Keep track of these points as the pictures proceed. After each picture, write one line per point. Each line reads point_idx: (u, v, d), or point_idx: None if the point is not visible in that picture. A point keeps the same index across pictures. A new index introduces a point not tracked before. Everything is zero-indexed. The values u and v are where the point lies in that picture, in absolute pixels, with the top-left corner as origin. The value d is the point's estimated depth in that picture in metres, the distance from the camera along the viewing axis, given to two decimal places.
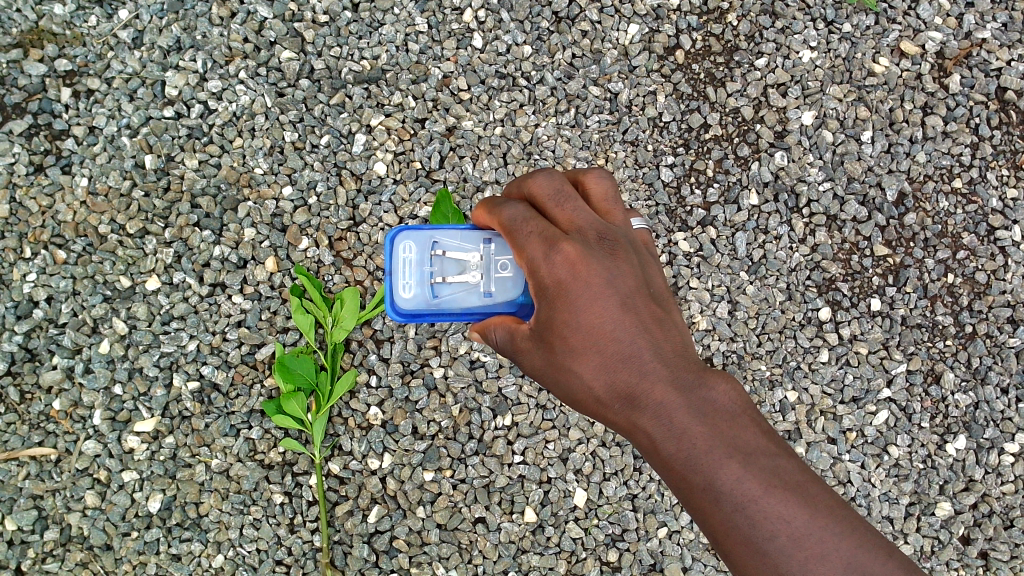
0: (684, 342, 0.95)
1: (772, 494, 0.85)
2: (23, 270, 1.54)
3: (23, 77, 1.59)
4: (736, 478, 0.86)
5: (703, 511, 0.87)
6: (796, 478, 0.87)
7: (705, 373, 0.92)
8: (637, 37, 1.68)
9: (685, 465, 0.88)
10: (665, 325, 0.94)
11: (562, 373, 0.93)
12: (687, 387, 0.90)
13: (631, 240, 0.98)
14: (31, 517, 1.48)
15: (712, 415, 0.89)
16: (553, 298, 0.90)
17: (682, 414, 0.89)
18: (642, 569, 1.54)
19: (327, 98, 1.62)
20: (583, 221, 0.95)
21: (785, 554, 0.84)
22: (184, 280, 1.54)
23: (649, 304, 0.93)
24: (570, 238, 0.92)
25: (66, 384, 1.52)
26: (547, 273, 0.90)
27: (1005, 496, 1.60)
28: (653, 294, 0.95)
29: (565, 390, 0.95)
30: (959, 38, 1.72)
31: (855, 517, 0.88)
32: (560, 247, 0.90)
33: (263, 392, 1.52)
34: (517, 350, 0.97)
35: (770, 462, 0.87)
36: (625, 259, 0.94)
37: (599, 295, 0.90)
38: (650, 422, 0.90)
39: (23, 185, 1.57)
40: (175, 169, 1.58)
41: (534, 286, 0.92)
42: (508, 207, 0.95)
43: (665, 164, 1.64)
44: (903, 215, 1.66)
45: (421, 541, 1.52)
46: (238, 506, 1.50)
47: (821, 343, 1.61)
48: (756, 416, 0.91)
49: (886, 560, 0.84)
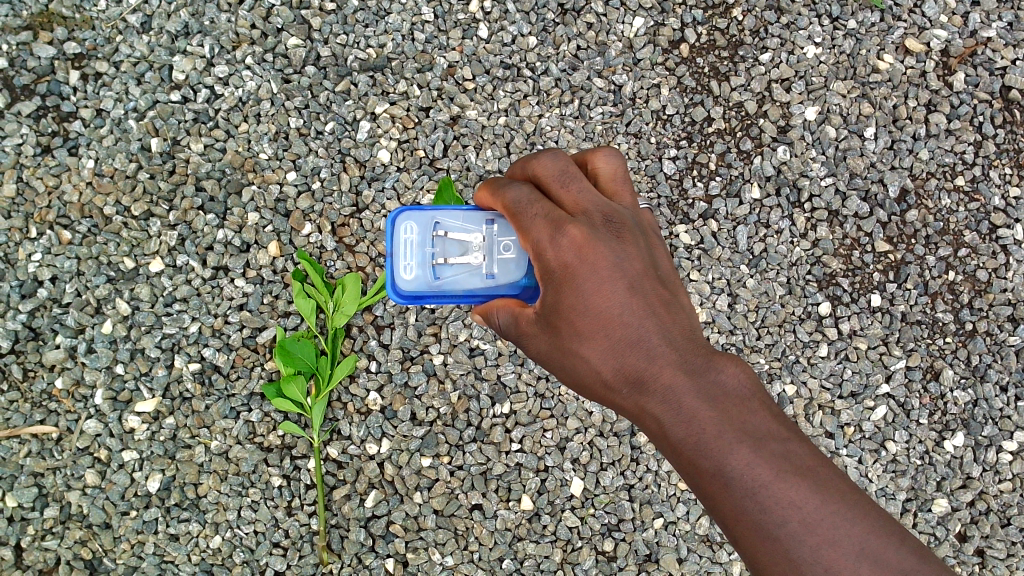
0: (693, 326, 0.94)
1: (784, 478, 0.82)
2: (28, 250, 1.56)
3: (32, 59, 1.61)
4: (746, 461, 0.83)
5: (713, 497, 0.85)
6: (810, 464, 0.85)
7: (714, 356, 0.90)
8: (642, 30, 1.69)
9: (693, 450, 0.86)
10: (672, 308, 0.93)
11: (570, 357, 0.94)
12: (695, 371, 0.89)
13: (638, 223, 0.97)
14: (31, 494, 1.50)
15: (720, 399, 0.87)
16: (559, 281, 0.90)
17: (690, 397, 0.88)
18: (637, 559, 1.54)
19: (333, 85, 1.63)
20: (589, 203, 0.94)
21: (797, 541, 0.81)
22: (187, 263, 1.56)
23: (657, 288, 0.93)
24: (575, 220, 0.91)
25: (68, 363, 1.53)
26: (553, 256, 0.90)
27: (1003, 494, 1.60)
28: (660, 277, 0.94)
29: (572, 374, 0.95)
30: (964, 36, 1.72)
31: (873, 506, 0.84)
32: (565, 230, 0.90)
33: (263, 375, 1.53)
34: (524, 334, 0.98)
35: (781, 446, 0.85)
36: (632, 241, 0.93)
37: (605, 277, 0.89)
38: (658, 406, 0.89)
39: (30, 165, 1.59)
40: (181, 153, 1.59)
41: (540, 269, 0.92)
42: (513, 190, 0.95)
43: (668, 156, 1.64)
44: (905, 212, 1.66)
45: (417, 526, 1.53)
46: (236, 487, 1.51)
47: (820, 337, 1.62)
48: (768, 400, 0.89)
49: (905, 550, 0.81)
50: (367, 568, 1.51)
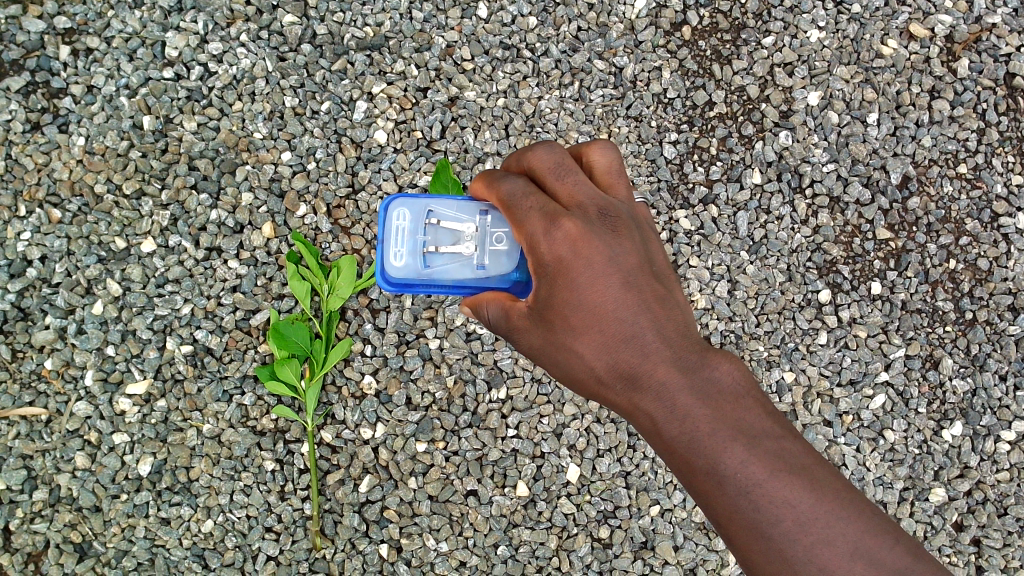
0: (687, 321, 0.92)
1: (777, 478, 0.81)
2: (18, 229, 1.53)
3: (22, 33, 1.58)
4: (740, 461, 0.82)
5: (707, 496, 0.84)
6: (804, 463, 0.84)
7: (708, 353, 0.89)
8: (644, 11, 1.66)
9: (686, 448, 0.85)
10: (666, 304, 0.91)
11: (563, 353, 0.91)
12: (689, 368, 0.87)
13: (633, 217, 0.95)
14: (20, 476, 1.47)
15: (715, 397, 0.86)
16: (553, 276, 0.88)
17: (684, 395, 0.86)
18: (632, 546, 1.53)
19: (329, 64, 1.60)
20: (584, 196, 0.91)
21: (792, 542, 0.80)
22: (180, 243, 1.54)
23: (652, 282, 0.91)
24: (571, 213, 0.88)
25: (58, 344, 1.51)
26: (547, 250, 0.87)
27: (1000, 484, 1.59)
28: (655, 272, 0.92)
29: (564, 370, 0.93)
30: (969, 22, 1.71)
31: (866, 503, 0.84)
32: (561, 223, 0.87)
33: (256, 358, 1.51)
34: (513, 328, 0.95)
35: (775, 445, 0.84)
36: (627, 235, 0.91)
37: (601, 273, 0.87)
38: (652, 405, 0.87)
39: (19, 142, 1.56)
40: (173, 131, 1.56)
41: (533, 263, 0.89)
42: (507, 182, 0.92)
43: (669, 140, 1.62)
44: (907, 199, 1.65)
45: (411, 512, 1.51)
46: (229, 471, 1.49)
47: (820, 325, 1.60)
48: (762, 398, 0.88)
49: (898, 549, 0.80)
50: (361, 554, 1.49)
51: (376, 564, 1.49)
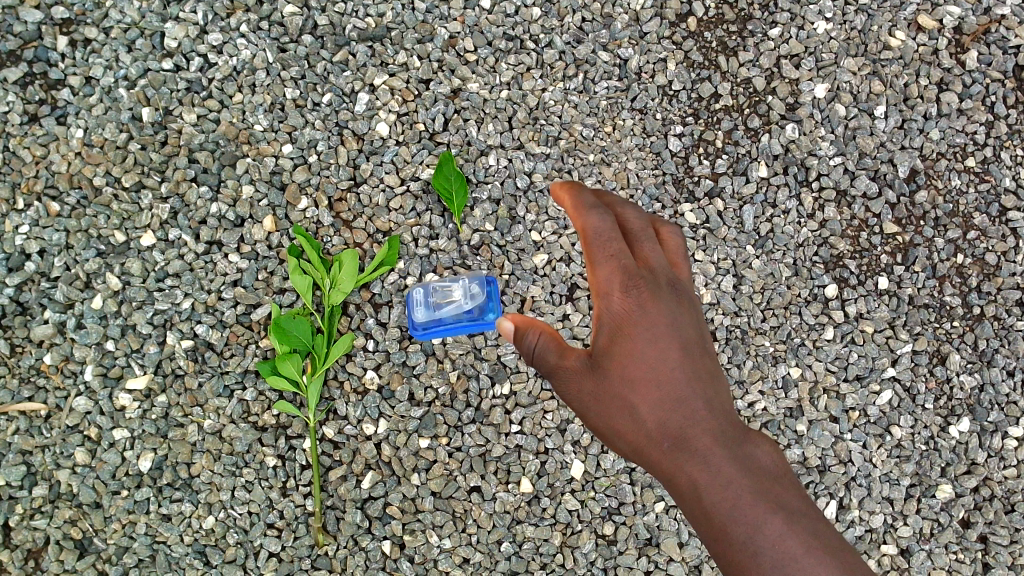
0: (732, 404, 0.99)
1: (800, 539, 0.86)
2: (16, 222, 1.51)
3: (20, 24, 1.56)
4: (767, 518, 0.87)
5: (727, 547, 0.88)
6: (823, 535, 0.88)
7: (750, 433, 0.96)
8: (649, 2, 1.64)
9: (716, 499, 0.90)
10: (715, 381, 0.99)
11: (614, 406, 0.98)
12: (731, 438, 0.93)
13: (696, 306, 1.03)
14: (19, 472, 1.46)
15: (752, 465, 0.92)
16: (618, 332, 0.98)
17: (725, 457, 0.92)
18: (637, 543, 1.52)
19: (330, 55, 1.58)
20: (658, 266, 1.00)
21: None
22: (180, 237, 1.52)
23: (707, 363, 0.99)
24: (647, 279, 0.99)
25: (57, 338, 1.49)
26: (617, 310, 0.98)
27: (1008, 480, 1.58)
28: (711, 356, 1.00)
29: (610, 423, 0.99)
30: (977, 13, 1.69)
31: None
32: (637, 286, 0.98)
33: (258, 353, 1.50)
34: (566, 377, 1.02)
35: (800, 514, 0.88)
36: (690, 311, 1.01)
37: (662, 336, 0.97)
38: (691, 460, 0.92)
39: (17, 135, 1.54)
40: (173, 123, 1.54)
41: (601, 309, 0.99)
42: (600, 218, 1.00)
43: (674, 133, 1.61)
44: (914, 192, 1.63)
45: (414, 508, 1.49)
46: (230, 467, 1.47)
47: (826, 320, 1.58)
48: (796, 480, 0.94)
49: None
50: (364, 551, 1.48)
51: (379, 561, 1.48)
